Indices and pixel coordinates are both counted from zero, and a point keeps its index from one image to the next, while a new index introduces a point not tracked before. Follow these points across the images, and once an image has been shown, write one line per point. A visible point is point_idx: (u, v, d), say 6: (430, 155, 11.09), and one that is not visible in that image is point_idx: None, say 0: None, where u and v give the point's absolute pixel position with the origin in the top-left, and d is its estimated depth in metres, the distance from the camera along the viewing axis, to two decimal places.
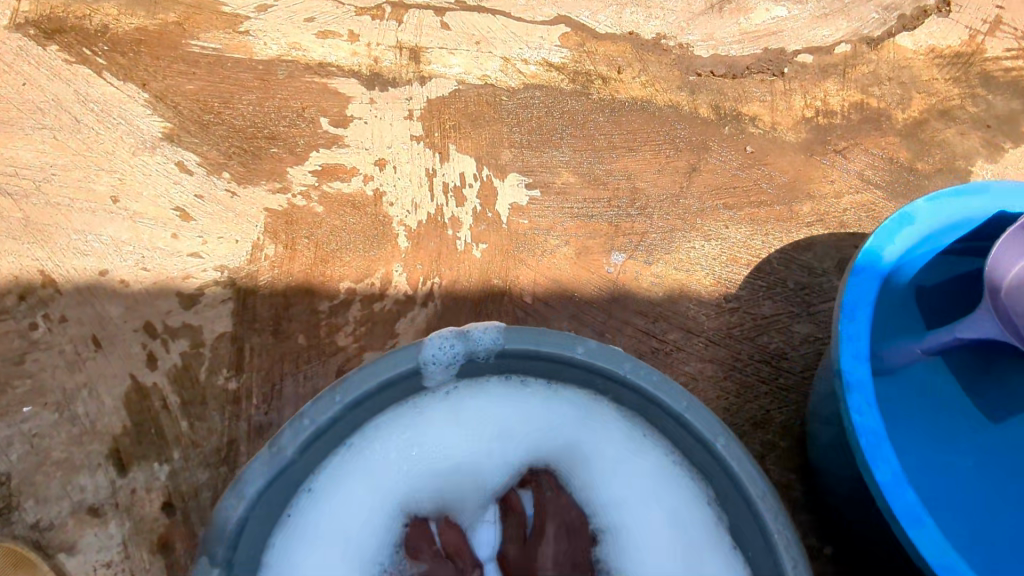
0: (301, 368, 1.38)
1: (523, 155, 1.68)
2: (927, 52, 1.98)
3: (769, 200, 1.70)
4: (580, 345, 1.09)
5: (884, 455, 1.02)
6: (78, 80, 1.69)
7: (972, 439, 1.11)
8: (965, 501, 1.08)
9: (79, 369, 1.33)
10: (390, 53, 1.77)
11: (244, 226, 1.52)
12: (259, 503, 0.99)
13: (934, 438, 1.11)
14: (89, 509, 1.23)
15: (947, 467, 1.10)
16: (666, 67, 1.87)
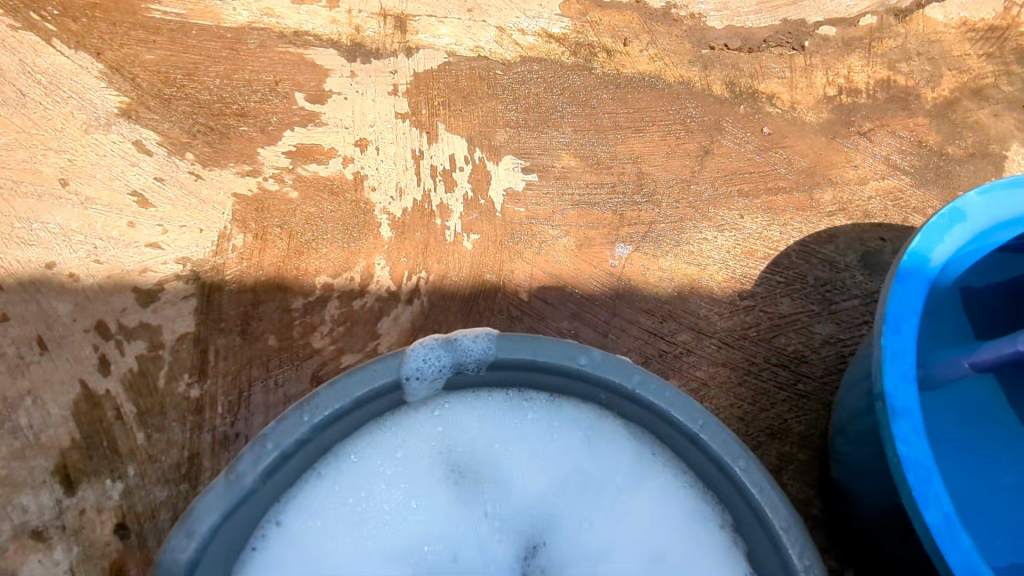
0: (271, 372, 1.23)
1: (519, 136, 1.53)
2: (958, 25, 1.84)
3: (787, 186, 1.55)
4: (583, 356, 0.96)
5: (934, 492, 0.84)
6: (24, 48, 1.52)
7: (1019, 463, 1.02)
8: (1017, 533, 0.98)
9: (22, 374, 1.18)
10: (373, 20, 1.61)
11: (209, 213, 1.37)
12: (214, 541, 0.84)
13: (970, 460, 1.01)
14: (33, 532, 1.07)
15: (993, 492, 1.00)
16: (677, 39, 1.71)
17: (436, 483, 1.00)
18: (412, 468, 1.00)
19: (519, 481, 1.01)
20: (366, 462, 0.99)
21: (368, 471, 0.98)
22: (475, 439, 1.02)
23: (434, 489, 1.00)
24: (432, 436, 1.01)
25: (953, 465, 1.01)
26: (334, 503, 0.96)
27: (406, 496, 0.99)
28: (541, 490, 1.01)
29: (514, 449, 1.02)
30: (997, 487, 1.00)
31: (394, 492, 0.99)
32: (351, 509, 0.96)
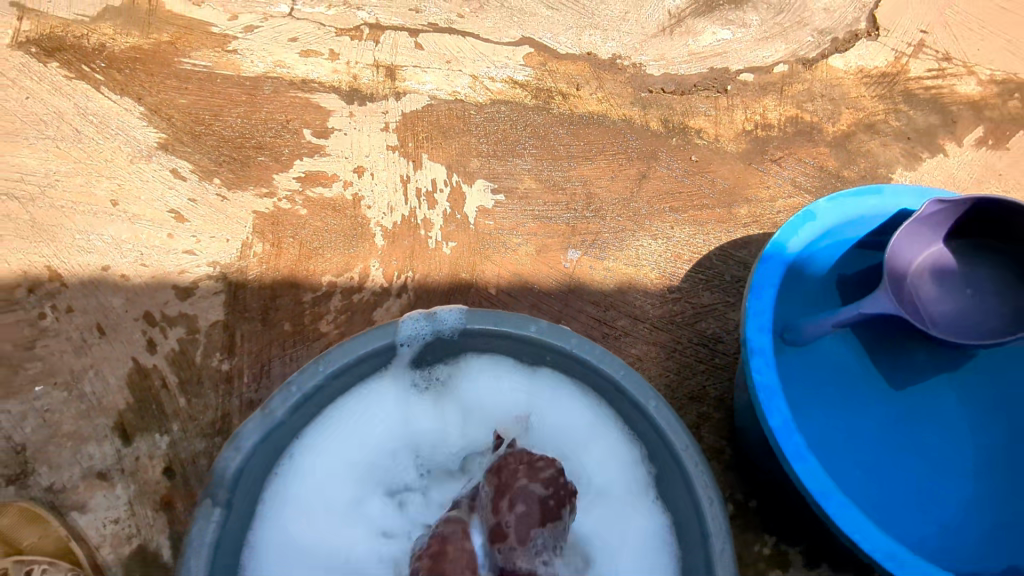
0: (287, 351, 1.53)
1: (489, 164, 1.86)
2: (856, 73, 2.23)
3: (710, 203, 1.89)
4: (533, 324, 1.26)
5: (777, 406, 1.19)
6: (78, 94, 1.84)
7: (871, 406, 1.33)
8: (860, 455, 1.30)
9: (86, 353, 1.47)
10: (368, 71, 1.95)
11: (234, 226, 1.67)
12: (255, 456, 1.12)
13: (835, 401, 1.33)
14: (99, 474, 1.35)
15: (850, 426, 1.32)
16: (621, 84, 2.08)
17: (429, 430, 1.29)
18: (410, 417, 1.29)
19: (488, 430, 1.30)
20: (368, 412, 1.26)
21: (369, 420, 1.26)
22: (458, 396, 1.32)
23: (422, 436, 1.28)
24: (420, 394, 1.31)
25: (822, 407, 1.32)
26: (348, 442, 1.24)
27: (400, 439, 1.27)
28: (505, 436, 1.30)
29: (489, 402, 1.31)
30: (851, 422, 1.32)
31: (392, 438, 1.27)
32: (358, 448, 1.24)
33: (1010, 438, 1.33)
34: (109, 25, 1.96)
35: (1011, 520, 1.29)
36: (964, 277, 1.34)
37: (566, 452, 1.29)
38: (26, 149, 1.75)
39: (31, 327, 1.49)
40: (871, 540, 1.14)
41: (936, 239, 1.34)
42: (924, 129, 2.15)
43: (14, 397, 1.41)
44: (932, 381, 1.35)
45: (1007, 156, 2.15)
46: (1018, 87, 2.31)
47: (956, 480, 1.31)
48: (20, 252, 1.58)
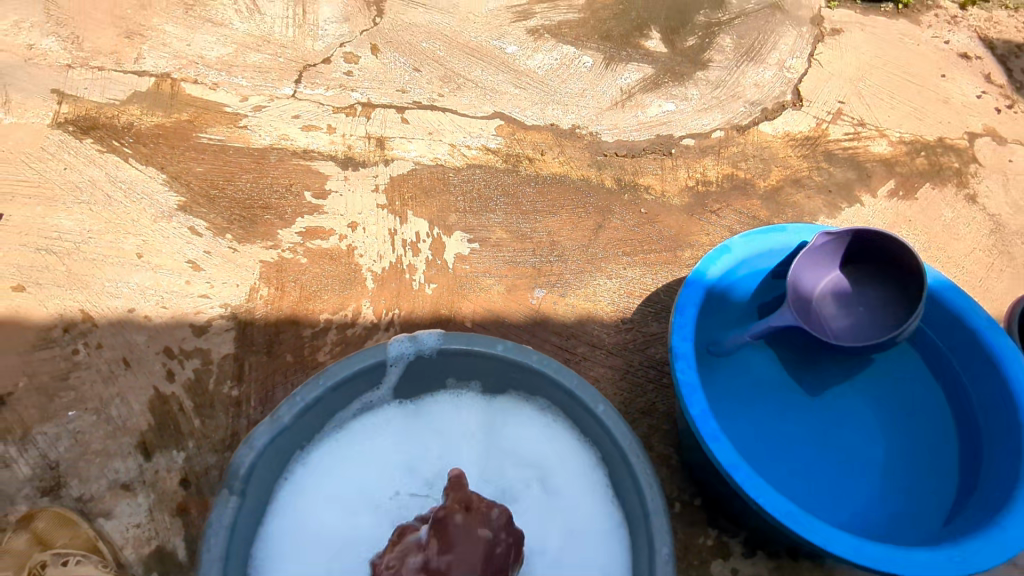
0: (289, 378, 1.76)
1: (466, 218, 2.15)
2: (783, 136, 2.60)
3: (658, 248, 2.18)
4: (499, 344, 1.48)
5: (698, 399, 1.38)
6: (108, 166, 2.13)
7: (785, 409, 1.56)
8: (782, 451, 1.50)
9: (113, 382, 1.69)
10: (360, 142, 2.28)
11: (243, 273, 1.93)
12: (265, 455, 1.33)
13: (758, 408, 1.55)
14: (123, 485, 1.55)
15: (772, 428, 1.53)
16: (580, 150, 2.42)
17: (409, 447, 1.50)
18: (394, 435, 1.51)
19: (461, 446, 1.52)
20: (361, 430, 1.50)
21: (361, 436, 1.49)
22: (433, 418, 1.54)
23: (405, 451, 1.49)
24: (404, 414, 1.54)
25: (746, 411, 1.54)
26: (342, 456, 1.46)
27: (387, 455, 1.48)
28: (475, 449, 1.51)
29: (463, 425, 1.54)
30: (773, 425, 1.54)
31: (380, 453, 1.48)
32: (351, 461, 1.46)
33: (909, 443, 1.54)
34: (137, 107, 2.29)
35: (912, 510, 1.45)
36: (856, 296, 1.63)
37: (530, 464, 1.49)
38: (63, 211, 2.02)
39: (65, 361, 1.71)
40: (772, 501, 1.26)
41: (830, 265, 1.63)
42: (844, 183, 2.50)
43: (49, 421, 1.62)
44: (838, 388, 1.60)
45: (915, 205, 2.48)
46: (923, 147, 2.69)
47: (864, 473, 1.50)
48: (56, 298, 1.82)
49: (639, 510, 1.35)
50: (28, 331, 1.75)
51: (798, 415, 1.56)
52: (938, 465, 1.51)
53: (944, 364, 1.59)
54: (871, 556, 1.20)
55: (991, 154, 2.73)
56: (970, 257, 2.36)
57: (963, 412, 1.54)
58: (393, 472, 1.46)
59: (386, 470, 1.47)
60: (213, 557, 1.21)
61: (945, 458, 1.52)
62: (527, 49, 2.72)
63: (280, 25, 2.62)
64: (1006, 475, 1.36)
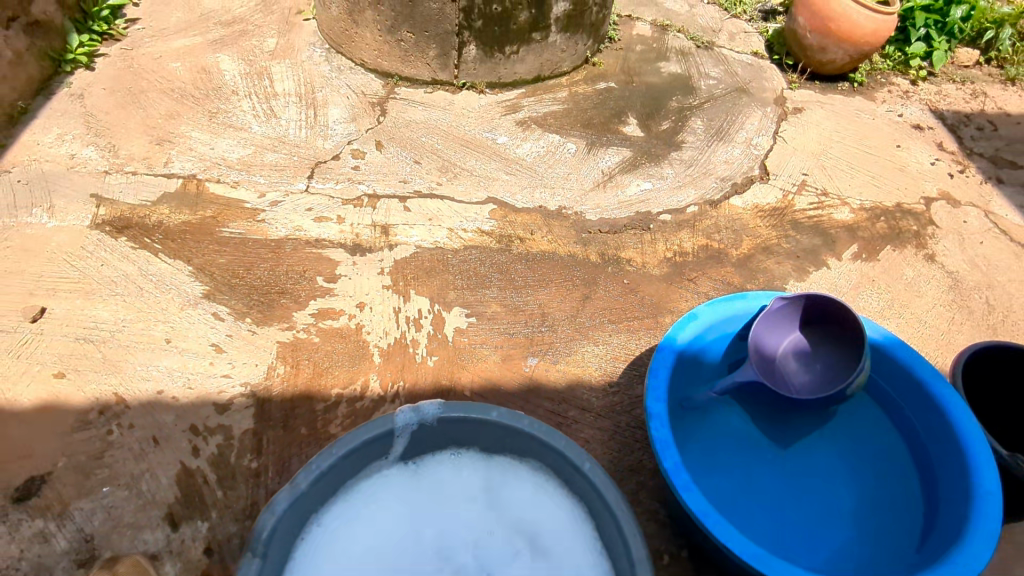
0: (304, 449, 1.91)
1: (464, 295, 2.36)
2: (752, 208, 2.84)
3: (640, 315, 2.38)
4: (494, 410, 1.66)
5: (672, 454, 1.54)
6: (141, 261, 2.36)
7: (752, 465, 1.74)
8: (751, 504, 1.67)
9: (144, 459, 1.85)
10: (367, 230, 2.53)
11: (262, 353, 2.12)
12: (283, 519, 1.47)
13: (726, 464, 1.74)
14: (151, 556, 1.68)
15: (740, 483, 1.71)
16: (567, 228, 2.66)
17: (417, 511, 1.65)
18: (401, 496, 1.67)
19: (460, 506, 1.68)
20: (369, 494, 1.66)
21: (370, 500, 1.65)
22: (436, 482, 1.71)
23: (410, 512, 1.65)
24: (408, 479, 1.70)
25: (716, 469, 1.73)
26: (357, 518, 1.62)
27: (394, 517, 1.64)
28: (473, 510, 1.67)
29: (462, 487, 1.70)
30: (741, 480, 1.71)
31: (388, 515, 1.64)
32: (362, 524, 1.61)
33: (873, 496, 1.69)
34: (167, 207, 2.55)
35: (878, 556, 1.58)
36: (814, 354, 1.87)
37: (524, 522, 1.65)
38: (100, 303, 2.23)
39: (100, 441, 1.87)
40: (740, 544, 1.40)
41: (789, 327, 1.88)
42: (811, 249, 2.71)
43: (85, 497, 1.76)
44: (798, 443, 1.79)
45: (878, 266, 2.69)
46: (883, 213, 2.93)
47: (832, 523, 1.64)
48: (93, 383, 2.00)
49: (624, 557, 1.48)
50: (68, 415, 1.92)
51: (764, 470, 1.73)
52: (902, 514, 1.64)
53: (903, 416, 1.75)
54: None
55: (947, 216, 2.96)
56: (933, 312, 2.54)
57: (922, 462, 1.69)
58: (400, 533, 1.61)
59: (393, 531, 1.62)
60: None
61: (908, 507, 1.65)
62: (516, 139, 3.02)
63: (294, 127, 2.94)
64: (956, 515, 1.49)
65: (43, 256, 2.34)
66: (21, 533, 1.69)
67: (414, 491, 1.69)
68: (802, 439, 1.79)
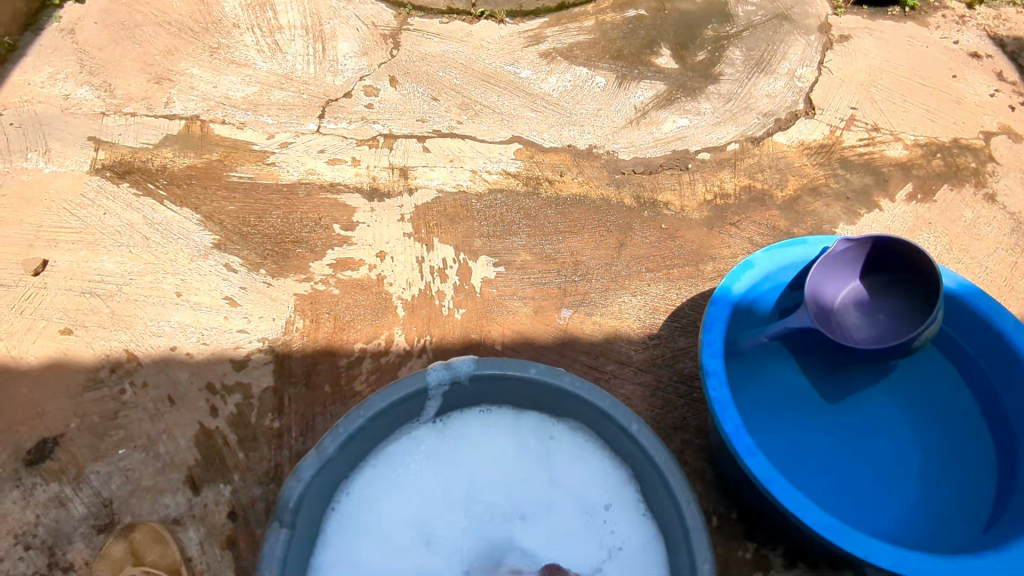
0: (328, 408, 1.81)
1: (490, 242, 2.21)
2: (798, 145, 2.63)
3: (680, 263, 2.23)
4: (532, 368, 1.53)
5: (730, 414, 1.41)
6: (145, 208, 2.21)
7: (807, 420, 1.62)
8: (809, 462, 1.55)
9: (160, 419, 1.75)
10: (384, 173, 2.36)
11: (279, 306, 1.99)
12: (311, 486, 1.38)
13: (780, 420, 1.61)
14: (173, 520, 1.60)
15: (796, 440, 1.59)
16: (598, 169, 2.47)
17: (452, 472, 1.56)
18: (434, 457, 1.58)
19: (496, 466, 1.58)
20: (397, 455, 1.56)
21: (397, 462, 1.56)
22: (468, 440, 1.61)
23: (443, 473, 1.56)
24: (438, 438, 1.60)
25: (770, 425, 1.60)
26: (388, 480, 1.53)
27: (426, 478, 1.55)
28: (509, 470, 1.58)
29: (497, 446, 1.61)
30: (796, 436, 1.59)
31: (420, 476, 1.55)
32: (393, 486, 1.53)
33: (940, 453, 1.57)
34: (170, 150, 2.37)
35: (949, 520, 1.48)
36: (877, 304, 1.71)
37: (565, 482, 1.56)
38: (105, 254, 2.09)
39: (114, 401, 1.77)
40: (811, 514, 1.29)
41: (850, 275, 1.71)
42: (862, 189, 2.53)
43: (100, 459, 1.67)
44: (859, 396, 1.65)
45: (935, 207, 2.51)
46: (939, 149, 2.70)
47: (899, 485, 1.53)
48: (102, 340, 1.89)
49: (677, 523, 1.38)
50: (77, 373, 1.81)
51: (820, 425, 1.61)
52: (971, 476, 1.54)
53: (979, 372, 1.61)
54: (912, 566, 1.24)
55: (1008, 152, 2.73)
56: (993, 258, 2.39)
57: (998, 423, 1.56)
58: (433, 495, 1.53)
59: (426, 492, 1.53)
60: None
61: (976, 464, 1.55)
62: (540, 72, 2.78)
63: (302, 63, 2.72)
64: None
65: (41, 203, 2.19)
66: (36, 498, 1.61)
67: (446, 450, 1.59)
68: (862, 393, 1.65)
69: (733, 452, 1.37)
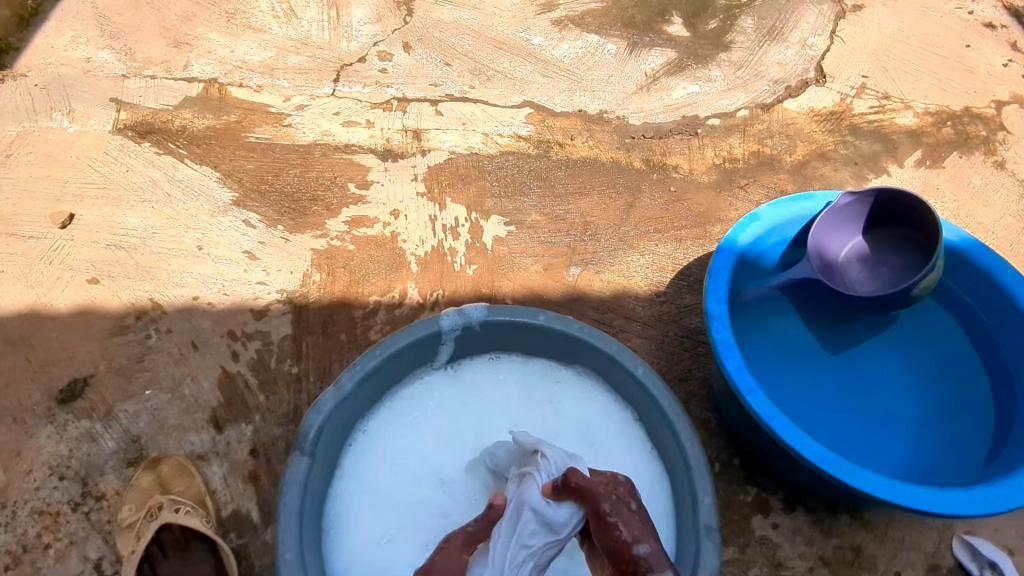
0: (345, 355, 1.88)
1: (501, 202, 2.26)
2: (808, 113, 2.64)
3: (688, 224, 2.27)
4: (542, 314, 1.59)
5: (733, 355, 1.46)
6: (166, 166, 2.27)
7: (808, 370, 1.67)
8: (810, 408, 1.61)
9: (184, 363, 1.83)
10: (398, 135, 2.41)
11: (296, 260, 2.06)
12: (330, 419, 1.45)
13: (782, 369, 1.67)
14: (198, 456, 1.69)
15: (798, 387, 1.64)
16: (608, 133, 2.50)
17: (465, 414, 1.63)
18: (447, 399, 1.64)
19: (506, 410, 1.65)
20: (412, 397, 1.63)
21: (412, 403, 1.62)
22: (480, 385, 1.67)
23: (455, 415, 1.63)
24: (450, 382, 1.66)
25: (772, 373, 1.65)
26: (404, 420, 1.60)
27: (440, 419, 1.62)
28: (519, 413, 1.64)
29: (507, 391, 1.67)
30: (798, 384, 1.65)
31: (433, 417, 1.62)
32: (407, 425, 1.60)
33: (940, 401, 1.62)
34: (189, 111, 2.42)
35: (945, 462, 1.53)
36: (879, 259, 1.75)
37: (573, 425, 1.62)
38: (130, 209, 2.15)
39: (140, 345, 1.85)
40: (808, 447, 1.35)
41: (852, 231, 1.75)
42: (869, 155, 2.56)
43: (128, 399, 1.76)
44: (861, 348, 1.70)
45: (943, 173, 2.53)
46: (950, 117, 2.70)
47: (897, 429, 1.58)
48: (128, 289, 1.96)
49: (679, 460, 1.45)
50: (104, 319, 1.89)
51: (821, 375, 1.66)
52: (969, 422, 1.58)
53: (980, 324, 1.65)
54: (906, 497, 1.30)
55: (1019, 121, 2.73)
56: (1000, 223, 2.42)
57: (997, 370, 1.61)
58: (446, 434, 1.60)
59: (439, 432, 1.60)
60: (290, 510, 1.33)
61: (975, 411, 1.59)
62: (552, 39, 2.77)
63: (316, 28, 2.73)
64: None
65: (66, 160, 2.26)
66: (69, 433, 1.70)
67: (458, 394, 1.65)
68: (863, 345, 1.70)
69: (735, 391, 1.42)
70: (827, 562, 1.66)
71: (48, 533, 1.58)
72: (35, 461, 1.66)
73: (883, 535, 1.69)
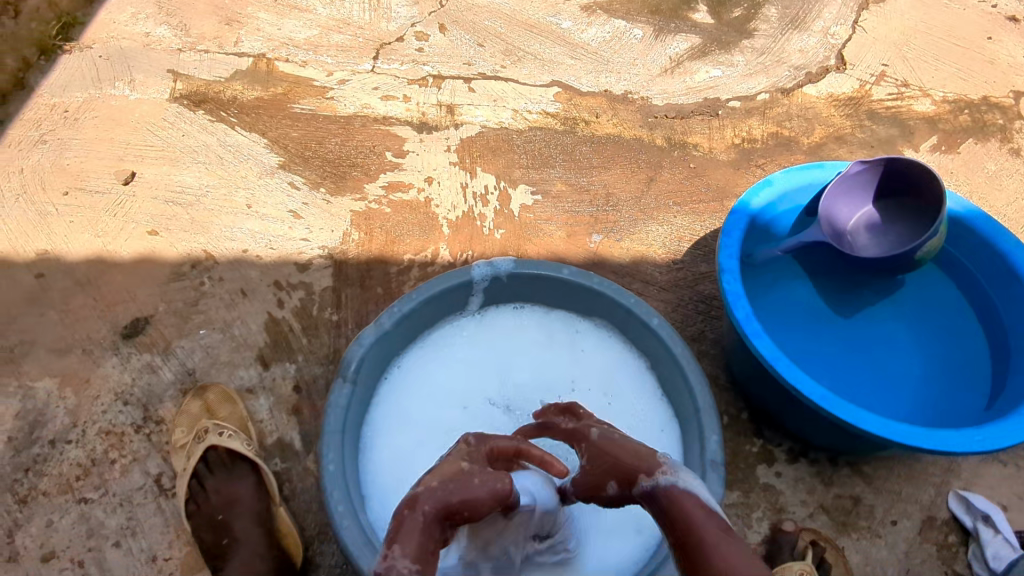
0: (380, 306, 2.04)
1: (529, 173, 2.39)
2: (827, 98, 2.73)
3: (706, 199, 2.38)
4: (565, 269, 1.72)
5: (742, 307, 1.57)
6: (218, 133, 2.44)
7: (813, 330, 1.78)
8: (814, 363, 1.71)
9: (235, 308, 2.00)
10: (433, 109, 2.55)
11: (337, 221, 2.21)
12: (369, 353, 1.59)
13: (789, 328, 1.78)
14: (247, 389, 1.86)
15: (804, 345, 1.75)
16: (632, 112, 2.62)
17: (491, 359, 1.76)
18: (475, 344, 1.78)
19: (529, 357, 1.78)
20: (443, 341, 1.77)
21: (442, 347, 1.76)
22: (506, 333, 1.80)
23: (482, 359, 1.76)
24: (478, 330, 1.80)
25: (779, 332, 1.76)
26: (435, 362, 1.75)
27: (468, 363, 1.76)
28: (541, 360, 1.77)
29: (531, 340, 1.80)
30: (803, 342, 1.76)
31: (462, 360, 1.76)
32: (438, 366, 1.74)
33: (939, 363, 1.72)
34: (239, 83, 2.58)
35: (941, 416, 1.63)
36: (886, 227, 1.85)
37: (591, 373, 1.75)
38: (186, 169, 2.33)
39: (195, 291, 2.02)
40: (809, 388, 1.46)
41: (861, 201, 1.85)
42: (885, 139, 2.65)
43: (185, 337, 1.94)
44: (864, 311, 1.81)
45: (958, 158, 2.61)
46: (968, 105, 2.77)
47: (896, 385, 1.68)
48: (184, 241, 2.14)
49: (688, 402, 1.57)
50: (163, 267, 2.07)
51: (826, 334, 1.77)
52: (966, 382, 1.68)
53: (981, 291, 1.75)
54: (899, 434, 1.40)
55: None
56: (1012, 207, 2.50)
57: (995, 334, 1.71)
58: (473, 376, 1.74)
59: (466, 374, 1.74)
60: (332, 429, 1.47)
61: (972, 373, 1.70)
62: (581, 23, 2.89)
63: (358, 9, 2.86)
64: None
65: (128, 125, 2.44)
66: (132, 364, 1.89)
67: (485, 340, 1.79)
68: (867, 309, 1.81)
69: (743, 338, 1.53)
70: (826, 509, 1.77)
71: (114, 450, 1.76)
72: (103, 387, 1.85)
73: (881, 487, 1.80)
